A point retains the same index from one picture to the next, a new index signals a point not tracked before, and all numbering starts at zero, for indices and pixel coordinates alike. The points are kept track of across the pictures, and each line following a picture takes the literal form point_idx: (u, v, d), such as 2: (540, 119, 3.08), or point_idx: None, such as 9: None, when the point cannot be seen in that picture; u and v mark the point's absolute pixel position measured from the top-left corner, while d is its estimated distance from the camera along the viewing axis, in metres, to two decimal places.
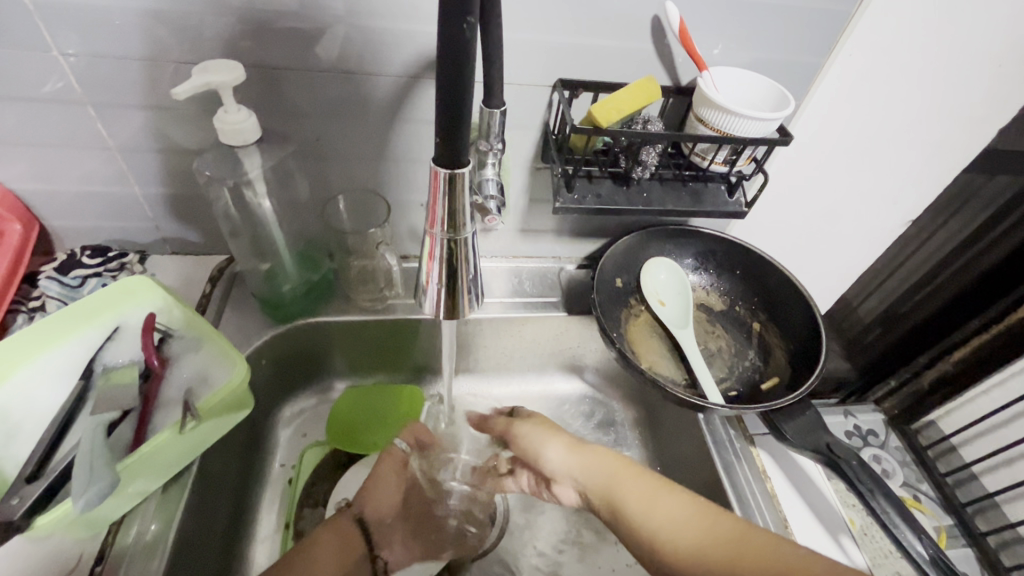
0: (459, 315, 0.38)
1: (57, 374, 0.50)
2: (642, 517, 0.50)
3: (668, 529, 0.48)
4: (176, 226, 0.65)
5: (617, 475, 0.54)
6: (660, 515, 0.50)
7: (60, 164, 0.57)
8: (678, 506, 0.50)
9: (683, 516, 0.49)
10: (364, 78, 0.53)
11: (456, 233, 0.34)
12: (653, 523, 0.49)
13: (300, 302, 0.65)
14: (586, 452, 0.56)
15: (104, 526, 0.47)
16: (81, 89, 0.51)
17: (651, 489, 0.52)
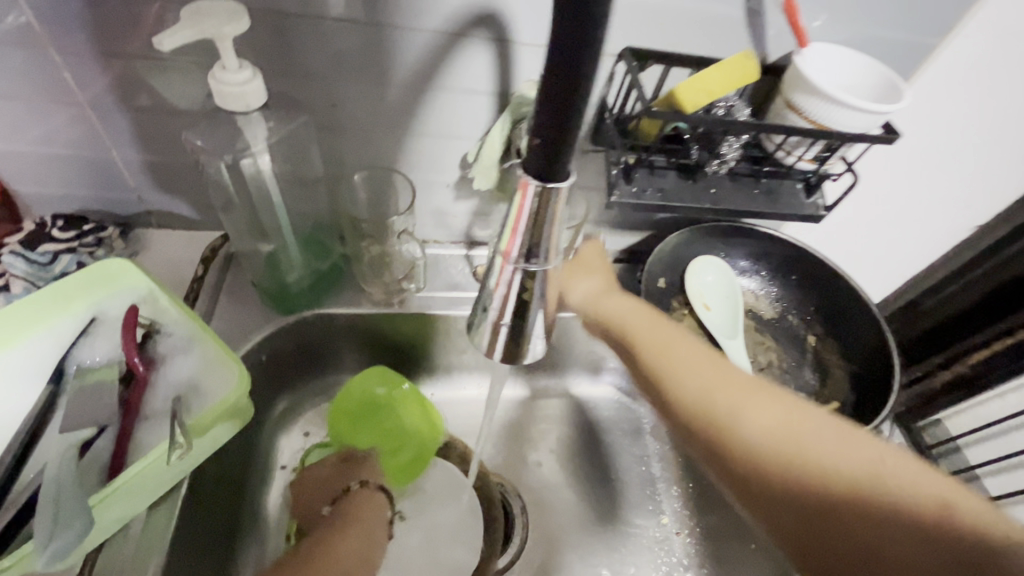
0: (517, 360, 0.30)
1: (19, 375, 0.42)
2: (657, 354, 0.45)
3: (684, 370, 0.43)
4: (162, 198, 0.56)
5: (653, 330, 0.46)
6: (679, 355, 0.44)
7: (20, 120, 0.47)
8: (695, 358, 0.44)
9: (702, 365, 0.43)
10: (392, 35, 0.44)
11: (537, 266, 0.26)
12: (672, 365, 0.44)
13: (306, 292, 0.57)
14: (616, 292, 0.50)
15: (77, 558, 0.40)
16: (40, 26, 0.41)
17: (701, 353, 0.44)
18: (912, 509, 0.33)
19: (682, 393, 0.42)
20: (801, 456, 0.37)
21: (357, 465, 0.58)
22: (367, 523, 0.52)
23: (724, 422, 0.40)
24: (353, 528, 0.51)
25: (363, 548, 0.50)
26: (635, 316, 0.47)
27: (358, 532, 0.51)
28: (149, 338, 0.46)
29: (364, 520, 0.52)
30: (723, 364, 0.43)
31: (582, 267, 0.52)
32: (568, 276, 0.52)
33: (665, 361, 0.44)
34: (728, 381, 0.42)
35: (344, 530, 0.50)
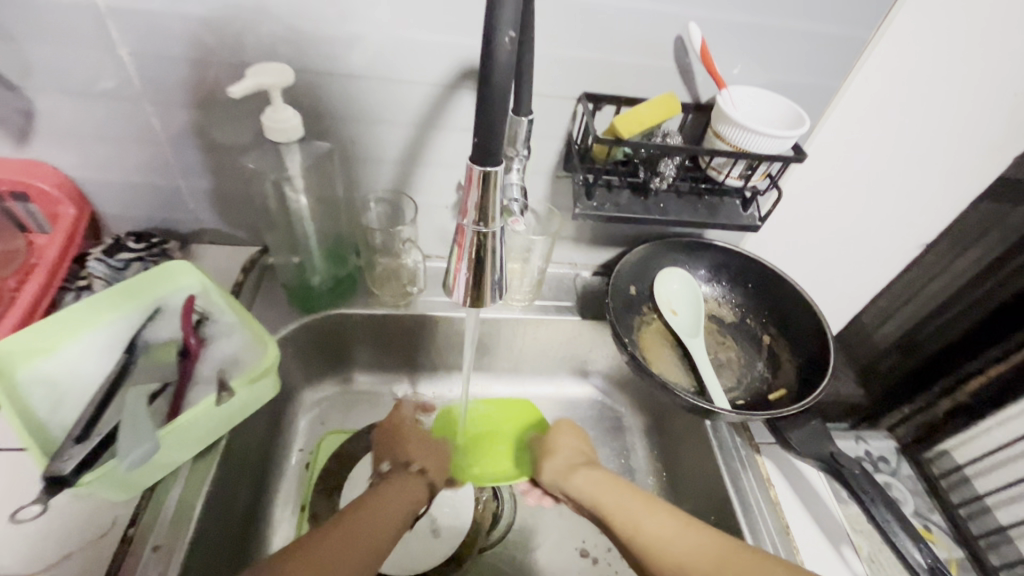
0: (483, 304, 0.42)
1: (101, 347, 0.54)
2: (633, 537, 0.51)
3: (663, 547, 0.49)
4: (215, 219, 0.69)
5: (610, 496, 0.55)
6: (656, 529, 0.50)
7: (112, 154, 0.61)
8: (666, 528, 0.50)
9: (675, 534, 0.50)
10: (400, 86, 0.56)
11: (485, 227, 0.38)
12: (646, 543, 0.50)
13: (327, 295, 0.69)
14: (582, 472, 0.59)
15: (138, 492, 0.49)
16: (138, 84, 0.55)
17: (674, 523, 0.50)
18: None
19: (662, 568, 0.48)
20: None
21: (403, 442, 0.64)
22: (403, 494, 0.57)
23: None
24: (386, 492, 0.55)
25: (388, 513, 0.53)
26: (604, 487, 0.56)
27: (388, 498, 0.55)
28: (202, 323, 0.57)
29: (400, 489, 0.57)
30: (693, 530, 0.50)
31: (551, 443, 0.65)
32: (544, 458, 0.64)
33: (632, 531, 0.52)
34: (697, 543, 0.48)
35: (382, 493, 0.55)
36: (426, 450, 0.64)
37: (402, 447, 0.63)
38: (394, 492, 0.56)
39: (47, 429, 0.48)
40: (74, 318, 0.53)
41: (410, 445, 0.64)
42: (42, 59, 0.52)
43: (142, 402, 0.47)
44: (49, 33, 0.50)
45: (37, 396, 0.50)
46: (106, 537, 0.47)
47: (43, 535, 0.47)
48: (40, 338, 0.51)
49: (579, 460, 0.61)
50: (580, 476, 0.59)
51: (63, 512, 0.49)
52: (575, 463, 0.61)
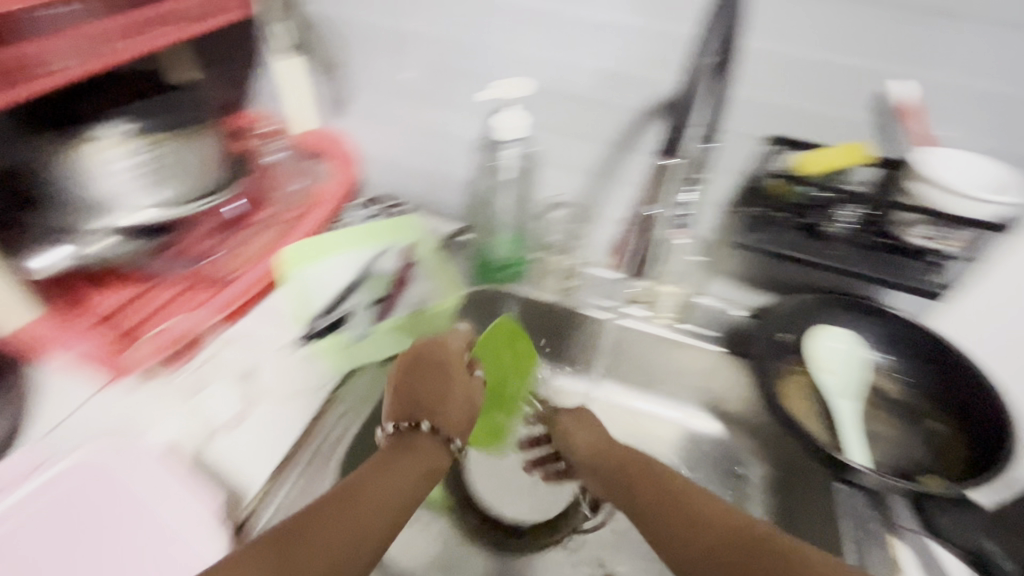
0: None
1: (346, 264, 0.67)
2: (656, 500, 0.53)
3: (689, 508, 0.51)
4: (433, 195, 0.87)
5: (632, 469, 0.57)
6: (677, 494, 0.53)
7: (381, 134, 0.82)
8: (694, 496, 0.52)
9: (699, 504, 0.51)
10: (605, 108, 0.68)
11: None
12: (668, 503, 0.52)
13: (501, 271, 0.81)
14: (605, 440, 0.61)
15: (344, 370, 0.68)
16: (414, 85, 0.74)
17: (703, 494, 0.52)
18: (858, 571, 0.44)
19: (688, 516, 0.50)
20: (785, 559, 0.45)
21: (446, 390, 0.61)
22: (414, 462, 0.54)
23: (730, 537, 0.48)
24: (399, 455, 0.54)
25: (406, 481, 0.52)
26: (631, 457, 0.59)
27: (404, 476, 0.52)
28: (411, 265, 0.74)
29: (417, 461, 0.54)
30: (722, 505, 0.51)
31: (585, 421, 0.64)
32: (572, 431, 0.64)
33: (651, 492, 0.54)
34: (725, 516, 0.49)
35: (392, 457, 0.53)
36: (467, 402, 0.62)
37: (427, 402, 0.60)
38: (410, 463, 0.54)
39: (305, 309, 0.67)
40: (335, 239, 0.67)
41: (458, 395, 0.62)
42: (363, 61, 0.74)
43: (366, 304, 0.70)
44: (373, 44, 0.72)
45: (304, 292, 0.65)
46: (312, 395, 0.65)
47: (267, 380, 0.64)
48: (311, 249, 0.66)
49: (591, 430, 0.63)
50: (599, 442, 0.61)
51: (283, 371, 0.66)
52: (587, 429, 0.63)
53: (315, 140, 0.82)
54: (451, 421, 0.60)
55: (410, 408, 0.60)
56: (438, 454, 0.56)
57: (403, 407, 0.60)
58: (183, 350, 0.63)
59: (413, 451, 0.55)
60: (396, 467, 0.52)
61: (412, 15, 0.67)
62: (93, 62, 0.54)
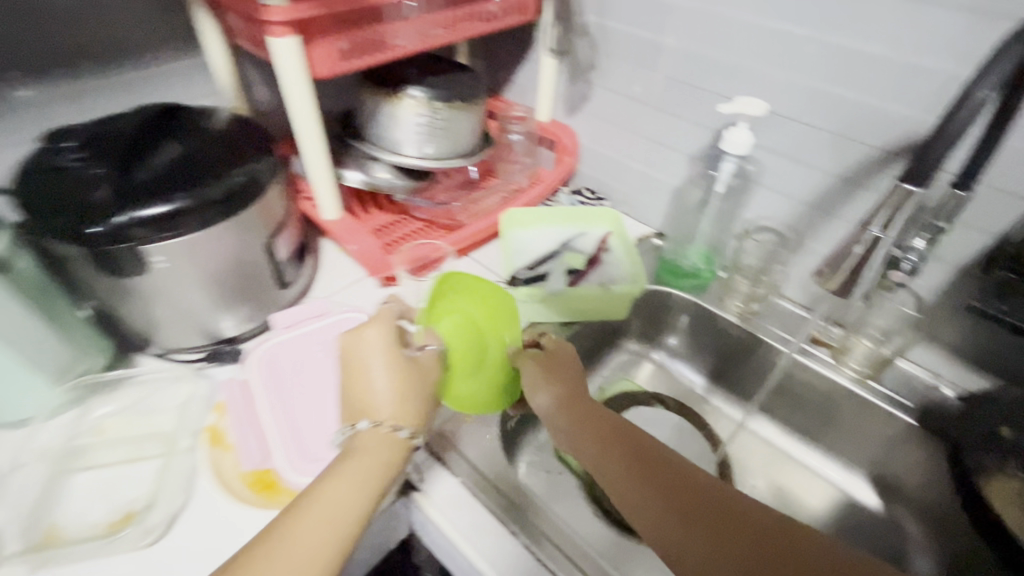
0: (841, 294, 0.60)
1: (551, 236, 0.82)
2: (641, 474, 0.48)
3: (676, 494, 0.46)
4: (634, 198, 0.92)
5: (606, 439, 0.52)
6: (662, 467, 0.48)
7: (604, 133, 0.90)
8: (678, 476, 0.47)
9: (686, 486, 0.46)
10: (843, 141, 0.66)
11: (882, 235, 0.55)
12: (651, 483, 0.47)
13: (684, 280, 0.83)
14: (581, 403, 0.56)
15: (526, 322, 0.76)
16: (649, 93, 0.81)
17: (689, 478, 0.47)
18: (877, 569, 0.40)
19: (681, 500, 0.45)
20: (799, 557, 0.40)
21: (385, 377, 0.50)
22: (372, 459, 0.47)
23: (734, 521, 0.43)
24: (356, 451, 0.48)
25: (364, 491, 0.46)
26: (608, 421, 0.54)
27: (353, 483, 0.46)
28: (604, 249, 0.82)
29: (377, 466, 0.47)
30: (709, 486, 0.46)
31: (559, 362, 0.61)
32: (539, 377, 0.59)
33: (637, 462, 0.49)
34: (719, 502, 0.45)
35: (352, 452, 0.48)
36: (416, 391, 0.51)
37: (398, 394, 0.50)
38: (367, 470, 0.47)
39: (510, 263, 0.80)
40: (545, 215, 0.83)
41: (404, 377, 0.51)
42: (609, 67, 0.83)
43: (560, 272, 0.79)
44: (624, 53, 0.80)
45: (514, 247, 0.81)
46: None
47: None
48: (527, 217, 0.82)
49: (565, 387, 0.58)
50: (583, 406, 0.56)
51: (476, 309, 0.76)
52: (557, 386, 0.58)
53: (550, 130, 0.94)
54: (385, 409, 0.50)
55: (358, 412, 0.50)
56: (406, 445, 0.49)
57: (350, 402, 0.52)
58: (429, 266, 0.79)
59: (353, 455, 0.48)
60: (335, 481, 0.45)
61: (669, 31, 0.74)
62: (427, 40, 0.69)
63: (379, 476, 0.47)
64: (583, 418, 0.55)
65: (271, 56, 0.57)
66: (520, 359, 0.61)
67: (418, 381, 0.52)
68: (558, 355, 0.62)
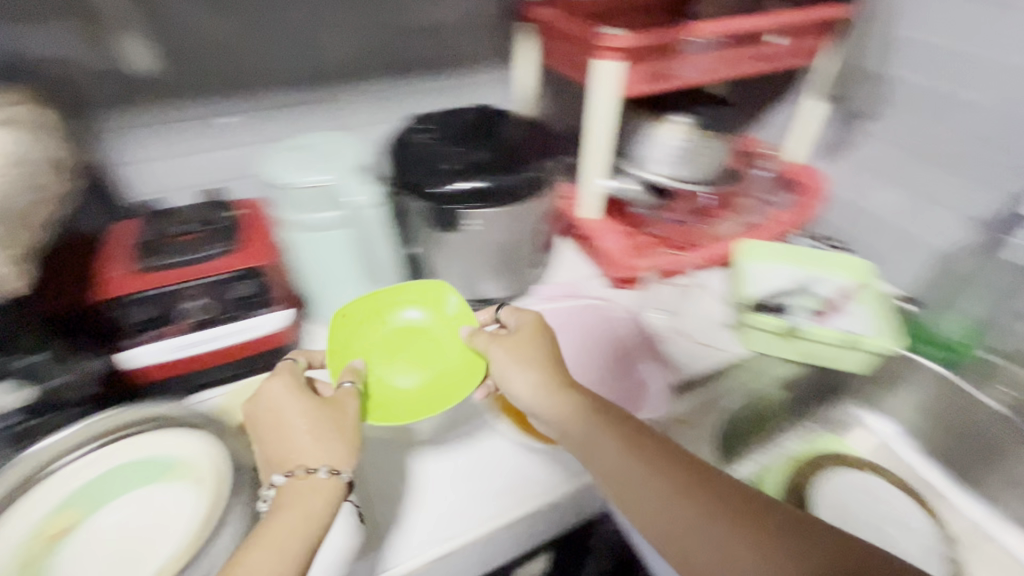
0: None
1: (791, 272, 0.80)
2: (633, 461, 0.46)
3: (669, 482, 0.45)
4: (887, 255, 0.87)
5: (602, 438, 0.49)
6: (654, 458, 0.46)
7: (866, 183, 0.87)
8: (668, 464, 0.46)
9: (678, 476, 0.45)
10: None
11: None
12: (649, 471, 0.45)
13: (939, 351, 0.76)
14: (560, 395, 0.52)
15: (753, 352, 0.75)
16: (937, 148, 0.76)
17: (677, 468, 0.45)
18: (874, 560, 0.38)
19: (677, 492, 0.44)
20: (803, 542, 0.39)
21: (302, 430, 0.47)
22: (300, 501, 0.43)
23: (731, 504, 0.42)
24: (282, 501, 0.43)
25: (304, 544, 0.40)
26: (589, 409, 0.50)
27: (298, 521, 0.41)
28: (849, 300, 0.76)
29: (307, 510, 0.42)
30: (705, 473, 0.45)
31: (518, 340, 0.57)
32: (506, 348, 0.56)
33: (632, 451, 0.47)
34: (704, 490, 0.43)
35: (280, 500, 0.43)
36: (332, 431, 0.48)
37: (312, 432, 0.47)
38: (297, 517, 0.42)
39: (746, 291, 0.77)
40: (787, 253, 0.82)
41: (316, 420, 0.48)
42: (891, 118, 0.81)
43: (800, 310, 0.74)
44: (914, 106, 0.77)
45: (752, 277, 0.79)
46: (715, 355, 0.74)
47: (688, 326, 0.78)
48: (768, 251, 0.82)
49: (545, 373, 0.54)
50: (567, 399, 0.51)
51: (703, 326, 0.78)
52: (530, 370, 0.54)
53: (800, 174, 0.92)
54: (302, 445, 0.46)
55: (278, 461, 0.46)
56: (336, 489, 0.44)
57: (259, 451, 0.48)
58: (668, 274, 0.82)
59: (286, 503, 0.42)
60: (281, 518, 0.41)
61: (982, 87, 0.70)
62: (705, 78, 0.75)
63: (314, 522, 0.42)
64: (571, 420, 0.50)
65: (588, 76, 0.67)
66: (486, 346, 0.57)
67: (330, 424, 0.48)
68: (529, 328, 0.58)
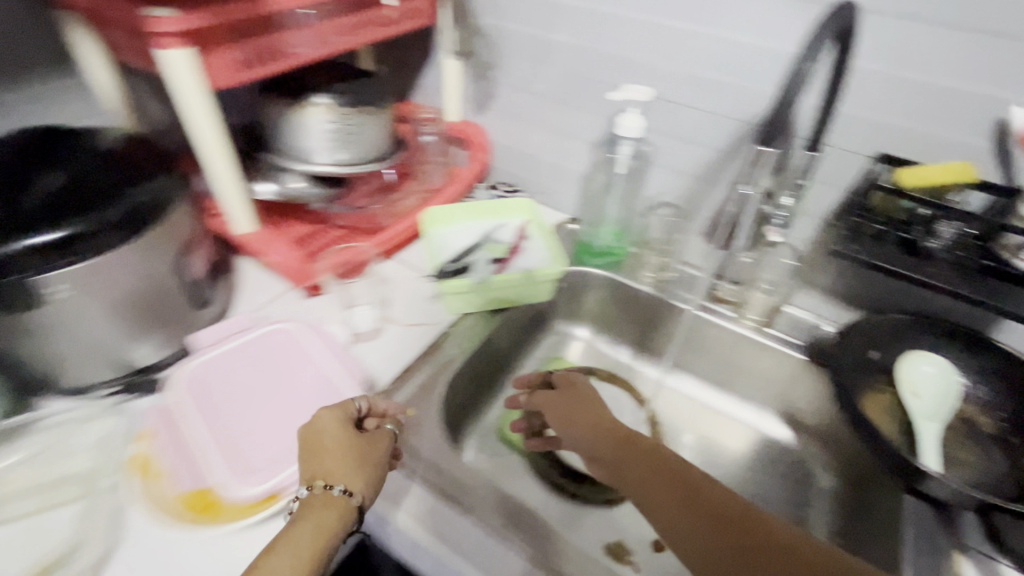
0: None
1: (473, 231, 0.86)
2: (651, 472, 0.53)
3: (672, 502, 0.50)
4: (552, 186, 0.98)
5: (626, 460, 0.56)
6: (669, 480, 0.52)
7: (516, 129, 0.95)
8: (678, 491, 0.51)
9: (683, 499, 0.50)
10: (714, 117, 0.74)
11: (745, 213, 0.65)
12: (662, 487, 0.52)
13: (602, 259, 0.89)
14: (601, 426, 0.61)
15: (460, 312, 0.78)
16: (549, 87, 0.86)
17: (686, 492, 0.50)
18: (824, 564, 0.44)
19: (679, 502, 0.50)
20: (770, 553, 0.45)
21: (336, 455, 0.52)
22: (326, 512, 0.48)
23: (728, 516, 0.48)
24: (310, 509, 0.48)
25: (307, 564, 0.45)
26: (617, 433, 0.59)
27: (311, 536, 0.46)
28: (524, 239, 0.87)
29: (323, 522, 0.48)
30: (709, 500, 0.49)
31: (571, 397, 0.67)
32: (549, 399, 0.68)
33: (650, 465, 0.54)
34: (699, 514, 0.48)
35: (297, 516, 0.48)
36: (355, 458, 0.52)
37: (347, 458, 0.52)
38: (324, 522, 0.48)
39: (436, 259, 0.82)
40: (469, 213, 0.88)
41: (350, 448, 0.52)
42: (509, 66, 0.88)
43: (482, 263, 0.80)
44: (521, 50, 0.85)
45: (438, 245, 0.84)
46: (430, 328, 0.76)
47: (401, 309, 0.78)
48: (450, 217, 0.87)
49: (601, 408, 0.65)
50: (582, 407, 0.65)
51: (411, 302, 0.79)
52: (596, 406, 0.65)
53: (461, 127, 0.99)
54: (332, 468, 0.51)
55: (318, 471, 0.51)
56: (347, 509, 0.49)
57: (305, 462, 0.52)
58: (350, 271, 0.78)
59: (315, 512, 0.48)
60: (290, 540, 0.46)
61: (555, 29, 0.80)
62: (326, 48, 0.69)
63: (328, 531, 0.47)
64: (591, 422, 0.62)
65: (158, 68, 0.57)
66: (543, 397, 0.68)
67: (354, 450, 0.52)
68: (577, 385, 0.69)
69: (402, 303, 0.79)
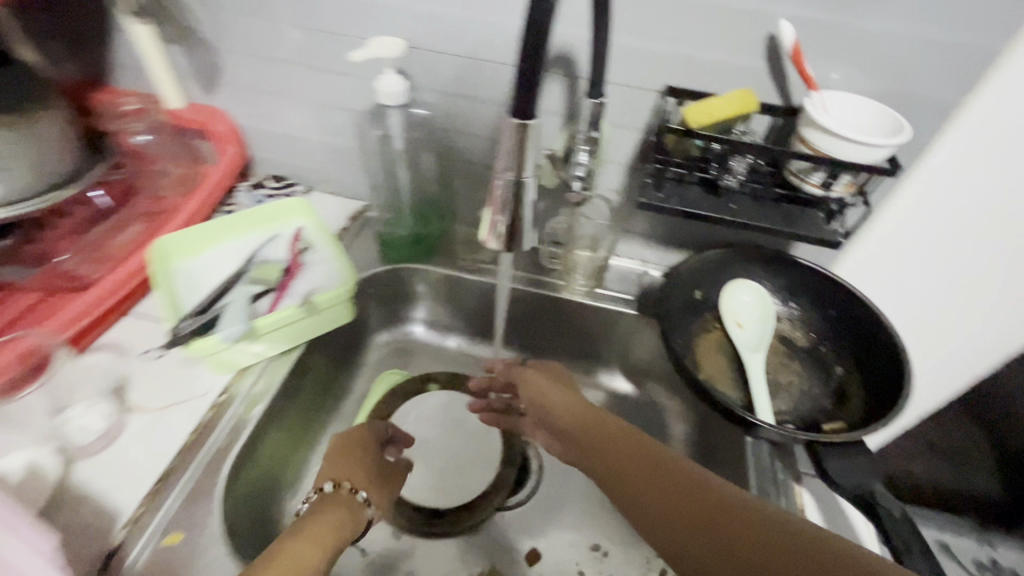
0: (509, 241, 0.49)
1: (231, 255, 0.65)
2: (615, 450, 0.51)
3: (638, 483, 0.47)
4: (332, 171, 0.80)
5: (597, 439, 0.53)
6: (633, 455, 0.49)
7: (263, 108, 0.74)
8: (641, 464, 0.48)
9: (647, 477, 0.47)
10: (487, 67, 0.61)
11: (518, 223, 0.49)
12: (626, 468, 0.49)
13: (410, 249, 0.76)
14: (578, 407, 0.58)
15: (233, 368, 0.60)
16: (283, 49, 0.66)
17: (647, 469, 0.47)
18: (769, 530, 0.39)
19: (636, 476, 0.47)
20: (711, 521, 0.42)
21: (359, 464, 0.60)
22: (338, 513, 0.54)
23: (676, 485, 0.45)
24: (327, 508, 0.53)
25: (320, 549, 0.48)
26: (591, 412, 0.56)
27: (326, 530, 0.51)
28: (306, 250, 0.68)
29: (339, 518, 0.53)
30: (670, 471, 0.46)
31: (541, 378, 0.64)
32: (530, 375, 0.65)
33: (624, 441, 0.51)
34: (659, 489, 0.46)
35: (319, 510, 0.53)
36: (361, 467, 0.60)
37: (367, 469, 0.60)
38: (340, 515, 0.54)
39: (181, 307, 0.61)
40: (224, 229, 0.66)
41: (368, 460, 0.61)
42: (220, 26, 0.66)
43: (243, 302, 0.62)
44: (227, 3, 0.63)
45: (182, 283, 0.63)
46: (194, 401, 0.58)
47: (147, 386, 0.59)
48: (194, 242, 0.64)
49: (576, 392, 0.61)
50: (563, 391, 0.61)
51: (161, 372, 0.60)
52: (570, 390, 0.62)
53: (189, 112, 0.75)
54: (358, 474, 0.59)
55: (338, 475, 0.58)
56: (354, 515, 0.55)
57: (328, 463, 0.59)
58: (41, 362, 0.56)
59: (335, 505, 0.54)
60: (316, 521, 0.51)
61: None
62: None
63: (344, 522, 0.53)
64: (569, 406, 0.59)
65: None
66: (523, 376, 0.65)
67: (358, 461, 0.60)
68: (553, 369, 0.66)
69: (147, 377, 0.59)
